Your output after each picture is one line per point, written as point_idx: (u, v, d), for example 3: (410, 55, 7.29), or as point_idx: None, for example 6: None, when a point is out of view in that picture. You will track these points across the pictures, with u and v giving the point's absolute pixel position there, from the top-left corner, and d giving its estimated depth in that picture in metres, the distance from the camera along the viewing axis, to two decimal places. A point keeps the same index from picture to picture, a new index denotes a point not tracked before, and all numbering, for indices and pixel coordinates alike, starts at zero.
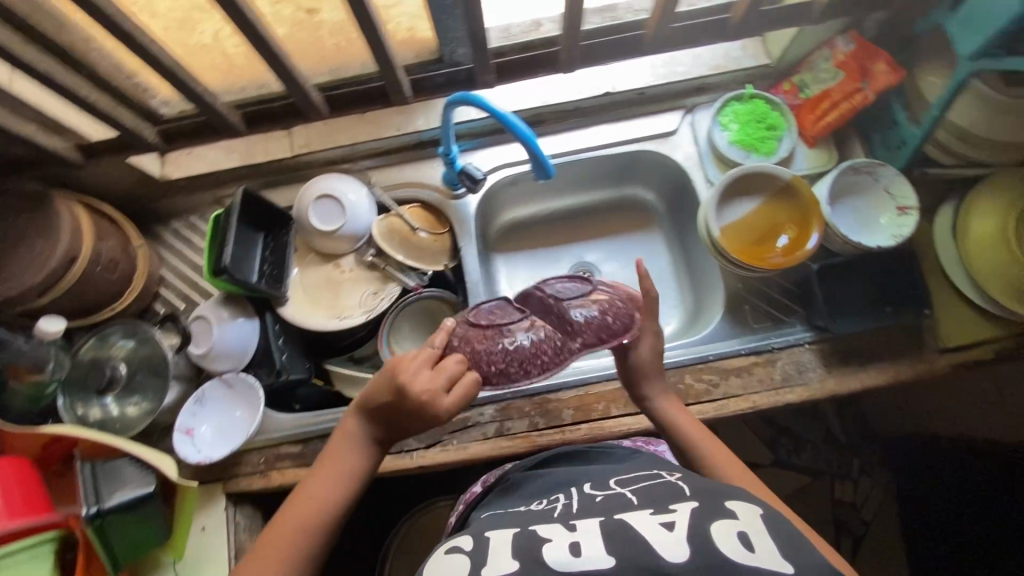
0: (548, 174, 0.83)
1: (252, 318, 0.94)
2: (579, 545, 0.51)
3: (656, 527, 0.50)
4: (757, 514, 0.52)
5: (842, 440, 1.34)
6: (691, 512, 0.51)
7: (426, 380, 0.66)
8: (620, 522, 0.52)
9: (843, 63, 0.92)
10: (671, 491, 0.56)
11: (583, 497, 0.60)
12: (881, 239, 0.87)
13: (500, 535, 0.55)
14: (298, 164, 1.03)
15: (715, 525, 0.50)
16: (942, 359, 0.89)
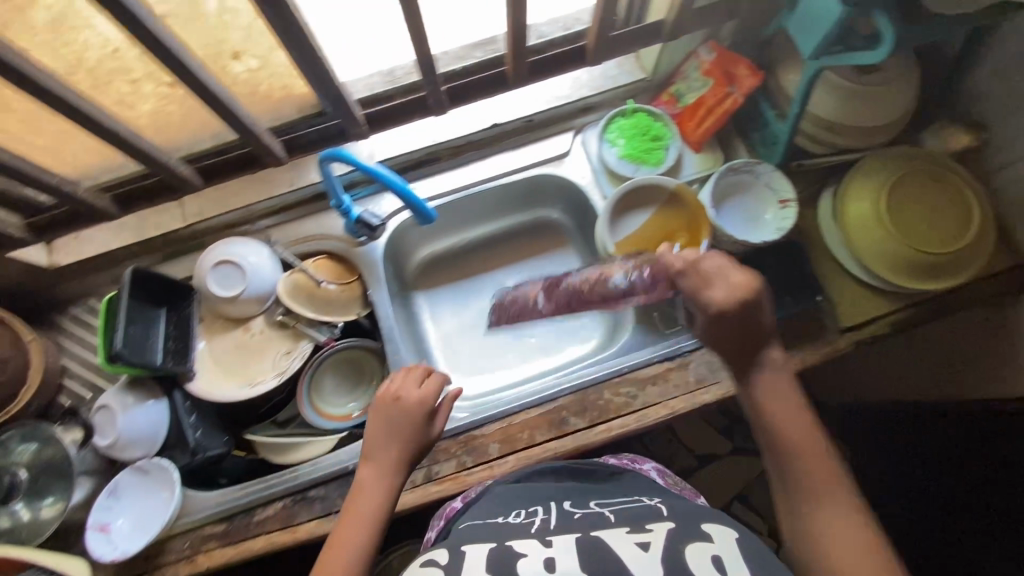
0: (430, 217, 0.82)
1: (159, 399, 0.92)
2: (553, 561, 0.54)
3: (631, 546, 0.55)
4: (730, 538, 0.56)
5: None
6: (666, 534, 0.56)
7: (411, 387, 0.76)
8: (597, 541, 0.56)
9: (709, 71, 0.95)
10: (652, 513, 0.61)
11: (561, 514, 0.64)
12: (769, 233, 0.90)
13: (478, 548, 0.57)
14: (194, 233, 1.01)
15: (690, 547, 0.54)
16: (846, 339, 0.92)
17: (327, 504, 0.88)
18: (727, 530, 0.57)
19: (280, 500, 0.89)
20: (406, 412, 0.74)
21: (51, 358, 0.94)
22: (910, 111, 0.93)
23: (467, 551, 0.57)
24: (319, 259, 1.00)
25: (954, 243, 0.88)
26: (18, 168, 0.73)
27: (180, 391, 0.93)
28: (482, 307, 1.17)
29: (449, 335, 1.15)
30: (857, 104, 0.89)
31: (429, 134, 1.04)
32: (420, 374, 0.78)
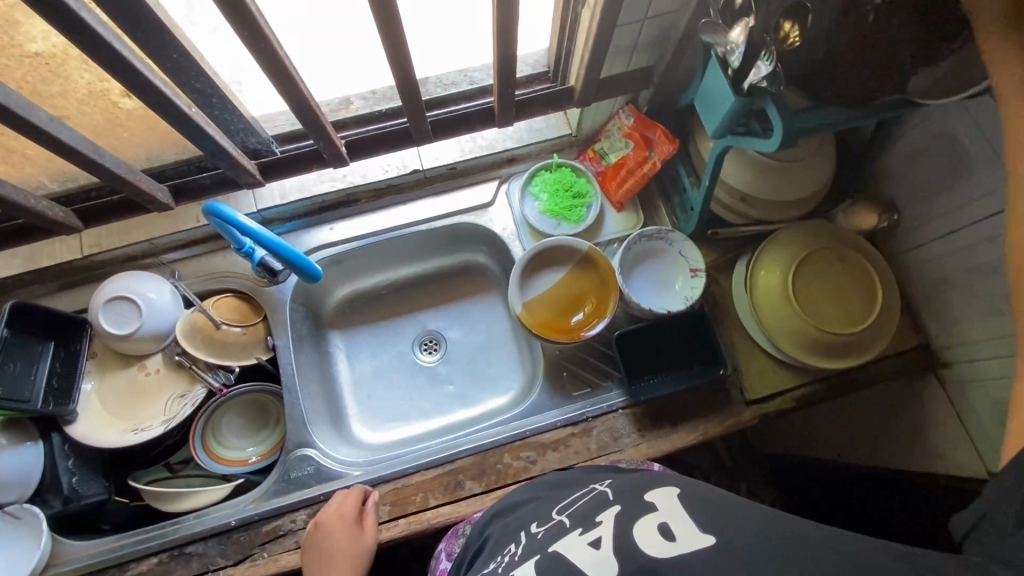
0: (317, 277, 0.83)
1: (36, 443, 0.86)
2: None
3: (585, 549, 0.53)
4: (674, 496, 0.55)
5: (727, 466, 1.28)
6: (613, 524, 0.55)
7: (333, 504, 0.83)
8: (556, 555, 0.54)
9: (630, 134, 0.95)
10: (602, 505, 0.61)
11: (528, 541, 0.61)
12: (675, 302, 0.90)
13: None
14: (94, 264, 0.97)
15: (639, 526, 0.53)
16: (751, 411, 0.92)
17: (205, 561, 0.84)
18: (669, 489, 0.57)
19: (155, 554, 0.85)
20: (334, 530, 0.79)
21: None
22: (826, 187, 0.93)
23: None
24: (225, 298, 0.97)
25: (857, 323, 0.87)
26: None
27: (61, 433, 0.89)
28: (402, 350, 1.14)
29: (365, 378, 1.12)
30: (770, 179, 0.89)
31: (347, 176, 1.01)
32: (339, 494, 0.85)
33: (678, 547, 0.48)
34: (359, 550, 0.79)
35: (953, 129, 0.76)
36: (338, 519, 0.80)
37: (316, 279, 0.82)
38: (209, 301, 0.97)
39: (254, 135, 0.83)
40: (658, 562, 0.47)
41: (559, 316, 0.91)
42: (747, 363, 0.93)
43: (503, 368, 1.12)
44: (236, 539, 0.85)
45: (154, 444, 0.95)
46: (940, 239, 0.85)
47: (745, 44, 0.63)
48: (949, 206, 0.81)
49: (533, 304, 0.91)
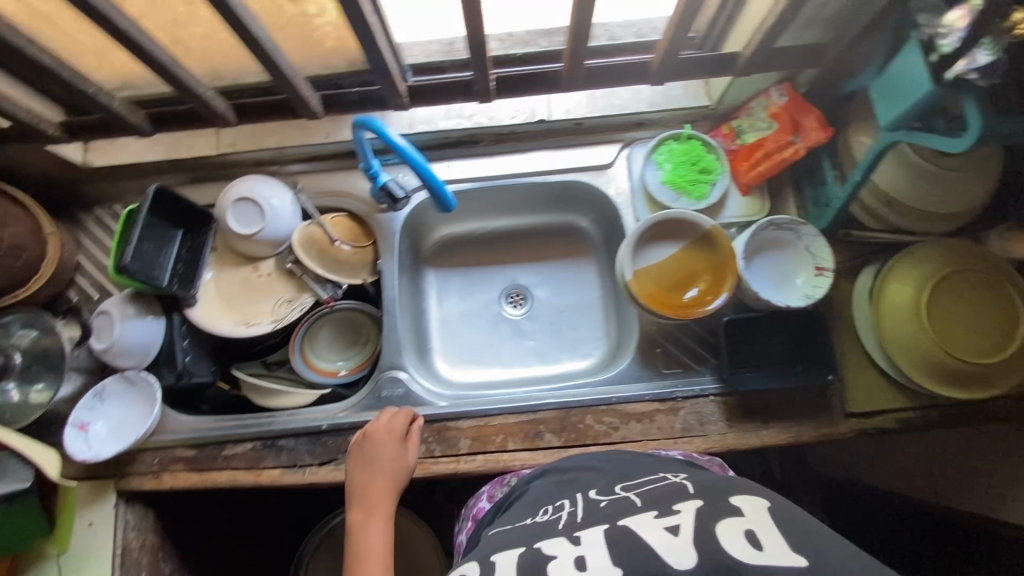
0: (449, 205, 0.79)
1: (158, 319, 0.93)
2: (584, 559, 0.53)
3: (661, 531, 0.53)
4: (765, 509, 0.53)
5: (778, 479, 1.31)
6: (694, 514, 0.54)
7: (383, 419, 0.83)
8: (625, 529, 0.55)
9: (777, 114, 0.90)
10: (679, 493, 0.59)
11: (588, 506, 0.63)
12: (795, 298, 0.85)
13: (506, 556, 0.57)
14: (225, 163, 1.02)
15: (722, 525, 0.52)
16: (847, 424, 0.88)
17: (293, 457, 0.89)
18: (758, 501, 0.55)
19: (250, 441, 0.91)
20: (379, 442, 0.80)
21: (67, 252, 0.97)
22: (984, 205, 0.86)
23: (496, 562, 0.57)
24: (338, 216, 1.00)
25: (989, 354, 0.82)
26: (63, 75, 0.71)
27: (180, 314, 0.95)
28: (489, 298, 1.16)
29: (450, 318, 1.14)
30: (926, 187, 0.83)
31: (473, 116, 1.00)
32: (387, 412, 0.86)
33: (767, 557, 0.47)
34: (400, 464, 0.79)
35: None
36: (384, 432, 0.81)
37: (449, 208, 0.78)
38: (327, 217, 1.00)
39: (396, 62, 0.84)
40: (741, 565, 0.47)
41: (671, 291, 0.89)
42: (853, 374, 0.89)
43: (586, 333, 1.12)
44: (325, 442, 0.89)
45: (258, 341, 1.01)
46: None
47: (968, 28, 0.58)
48: None
49: (646, 274, 0.89)
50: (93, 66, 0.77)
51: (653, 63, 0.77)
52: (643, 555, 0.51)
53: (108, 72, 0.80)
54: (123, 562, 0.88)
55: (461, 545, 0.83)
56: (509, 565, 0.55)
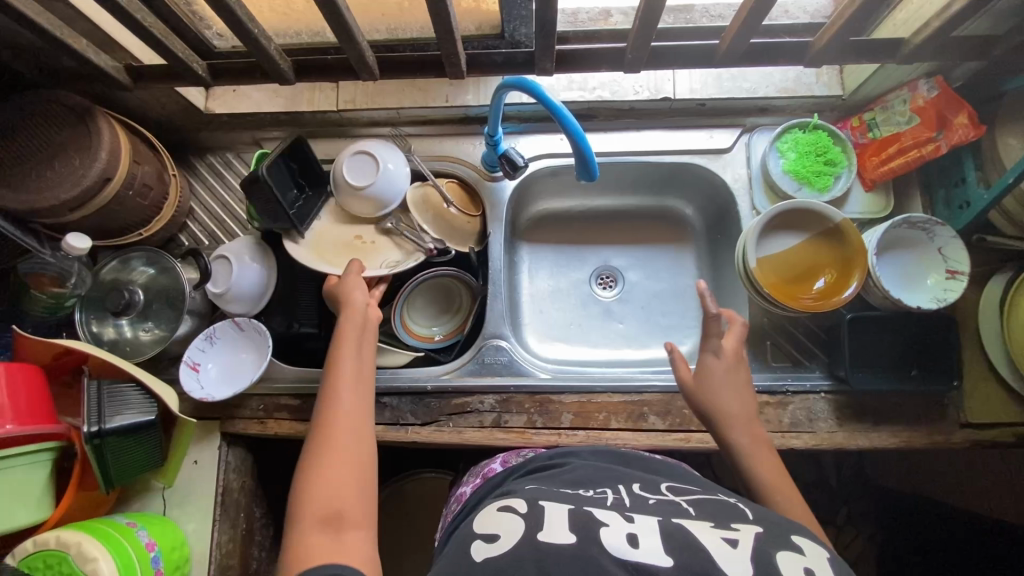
0: (591, 175, 0.77)
1: (252, 266, 0.93)
2: (637, 539, 0.51)
3: (718, 540, 0.51)
4: (827, 559, 0.50)
5: (836, 486, 1.31)
6: (755, 537, 0.51)
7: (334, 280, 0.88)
8: (680, 528, 0.53)
9: (921, 109, 0.86)
10: (737, 514, 0.56)
11: (633, 498, 0.60)
12: (921, 299, 0.83)
13: (556, 511, 0.57)
14: (341, 119, 1.02)
15: (782, 555, 0.49)
16: (962, 434, 0.86)
17: (396, 415, 0.90)
18: (821, 550, 0.51)
19: None
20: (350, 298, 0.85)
21: (182, 197, 0.99)
22: None
23: (544, 509, 0.57)
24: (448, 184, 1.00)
25: None
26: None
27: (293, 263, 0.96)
28: (580, 278, 1.15)
29: (540, 294, 1.14)
30: None
31: (595, 89, 0.97)
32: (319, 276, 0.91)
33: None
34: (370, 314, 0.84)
35: None
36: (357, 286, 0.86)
37: (593, 177, 0.76)
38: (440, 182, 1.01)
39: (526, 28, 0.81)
40: None
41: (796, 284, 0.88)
42: (973, 384, 0.86)
43: (678, 320, 1.11)
44: (428, 403, 0.90)
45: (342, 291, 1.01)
46: None
47: None
48: None
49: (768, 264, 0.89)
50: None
51: (813, 45, 0.74)
52: (697, 553, 0.49)
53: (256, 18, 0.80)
54: (223, 503, 0.91)
55: (462, 497, 0.84)
56: (558, 517, 0.55)
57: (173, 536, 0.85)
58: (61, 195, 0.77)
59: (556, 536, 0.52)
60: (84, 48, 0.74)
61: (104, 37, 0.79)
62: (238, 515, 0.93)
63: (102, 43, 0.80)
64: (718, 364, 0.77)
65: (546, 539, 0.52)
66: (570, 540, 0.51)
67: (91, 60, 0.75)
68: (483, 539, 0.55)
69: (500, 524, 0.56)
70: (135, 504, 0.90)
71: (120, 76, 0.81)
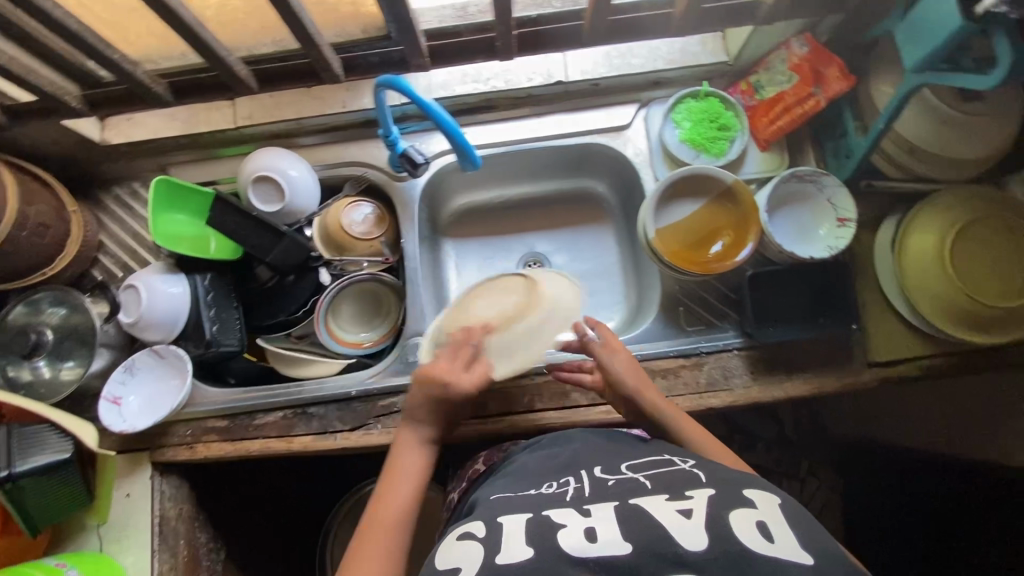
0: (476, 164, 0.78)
1: (181, 275, 0.94)
2: (594, 531, 0.55)
3: (673, 514, 0.55)
4: (775, 505, 0.56)
5: (793, 439, 1.36)
6: (708, 501, 0.56)
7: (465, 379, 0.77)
8: (636, 508, 0.57)
9: (798, 66, 0.89)
10: (690, 480, 0.61)
11: (594, 483, 0.64)
12: (816, 249, 0.86)
13: (513, 522, 0.59)
14: (242, 136, 1.01)
15: (735, 515, 0.54)
16: (871, 373, 0.89)
17: (324, 423, 0.90)
18: (770, 496, 0.58)
19: (281, 409, 0.92)
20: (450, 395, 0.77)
21: (89, 231, 0.97)
22: (1006, 150, 0.86)
23: (502, 525, 0.59)
24: (342, 199, 1.01)
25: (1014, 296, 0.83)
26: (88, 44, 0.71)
27: (204, 275, 0.95)
28: (508, 267, 1.16)
29: (469, 287, 1.14)
30: (951, 132, 0.83)
31: (490, 79, 0.98)
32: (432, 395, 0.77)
33: (776, 549, 0.50)
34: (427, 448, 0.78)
35: None
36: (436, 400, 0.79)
37: (475, 165, 0.77)
38: (333, 205, 1.01)
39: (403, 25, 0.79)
40: (750, 553, 0.50)
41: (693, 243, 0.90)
42: (875, 325, 0.90)
43: (605, 298, 1.12)
44: (354, 408, 0.91)
45: (263, 295, 1.00)
46: None
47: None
48: None
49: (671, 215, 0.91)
50: (125, 45, 0.79)
51: (675, 15, 0.75)
52: (654, 534, 0.53)
53: (129, 46, 0.79)
54: (161, 532, 0.90)
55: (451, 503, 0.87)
56: (516, 529, 0.58)
57: (108, 572, 0.84)
58: None
59: (514, 555, 0.54)
60: None
61: None
62: (179, 543, 0.92)
63: None
64: (613, 358, 0.83)
65: (504, 561, 0.54)
66: (529, 555, 0.53)
67: None
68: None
69: (464, 553, 0.57)
70: (70, 544, 0.89)
71: None
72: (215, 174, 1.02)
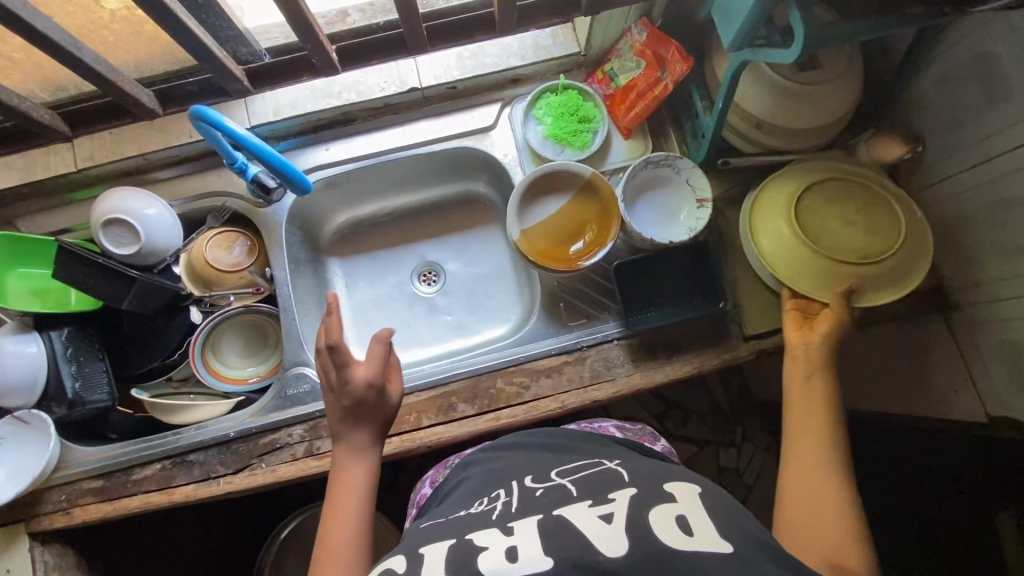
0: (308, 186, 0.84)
1: (34, 333, 0.89)
2: (516, 549, 0.54)
3: (595, 519, 0.55)
4: (695, 496, 0.57)
5: (726, 408, 1.41)
6: (629, 502, 0.57)
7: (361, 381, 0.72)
8: (559, 518, 0.56)
9: (642, 52, 0.89)
10: (616, 481, 0.62)
11: (522, 493, 0.64)
12: (678, 233, 0.86)
13: (433, 551, 0.57)
14: (90, 179, 0.96)
15: (654, 514, 0.55)
16: (749, 346, 0.90)
17: (206, 469, 0.87)
18: (691, 489, 0.59)
19: (158, 461, 0.88)
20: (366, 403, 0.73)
21: None
22: (850, 112, 0.88)
23: (424, 555, 0.57)
24: (204, 233, 0.97)
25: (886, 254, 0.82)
26: None
27: (60, 329, 0.90)
28: (402, 279, 1.14)
29: (363, 305, 1.12)
30: (793, 103, 0.83)
31: (341, 93, 0.95)
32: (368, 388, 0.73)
33: (695, 543, 0.51)
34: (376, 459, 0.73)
35: (994, 46, 0.71)
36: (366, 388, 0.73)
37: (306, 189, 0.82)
38: (199, 237, 0.97)
39: (245, 45, 0.78)
40: (669, 550, 0.50)
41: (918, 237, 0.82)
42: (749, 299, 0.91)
43: (501, 300, 1.11)
44: (235, 450, 0.88)
45: (134, 343, 0.95)
46: (966, 171, 0.81)
47: None
48: (978, 138, 0.77)
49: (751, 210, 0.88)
50: None
51: None
52: (574, 546, 0.52)
53: None
54: None
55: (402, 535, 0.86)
56: (438, 558, 0.55)
57: None
58: None
59: None
60: None
61: None
62: None
63: None
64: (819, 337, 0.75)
65: None
66: None
67: None
68: None
69: None
70: None
71: None
72: (64, 222, 0.96)
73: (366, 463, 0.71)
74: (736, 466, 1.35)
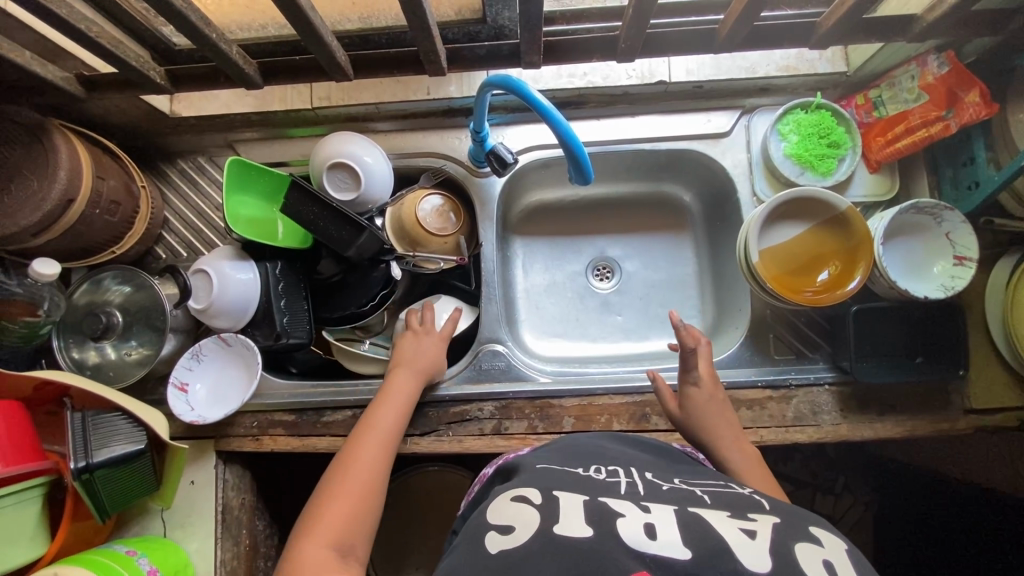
0: (585, 177, 0.78)
1: (251, 263, 0.89)
2: (654, 529, 0.50)
3: (737, 531, 0.50)
4: (843, 547, 0.49)
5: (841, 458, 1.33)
6: (774, 527, 0.50)
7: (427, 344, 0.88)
8: (696, 516, 0.52)
9: (930, 86, 0.81)
10: (753, 503, 0.55)
11: (647, 484, 0.61)
12: (932, 289, 0.80)
13: (570, 501, 0.56)
14: (318, 117, 0.96)
15: (798, 546, 0.48)
16: (966, 420, 0.84)
17: None
18: (837, 540, 0.50)
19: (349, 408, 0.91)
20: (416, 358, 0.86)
21: (155, 207, 0.93)
22: None
23: (558, 499, 0.56)
24: (416, 190, 0.96)
25: None
26: (194, 27, 0.62)
27: (274, 263, 0.91)
28: (577, 270, 1.10)
29: (536, 289, 1.09)
30: None
31: (585, 75, 0.91)
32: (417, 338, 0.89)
33: None
34: (409, 406, 0.81)
35: None
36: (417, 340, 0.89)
37: (586, 179, 0.77)
38: (411, 195, 0.96)
39: (510, 9, 0.73)
40: None
41: None
42: (978, 370, 0.85)
43: (677, 310, 1.07)
44: (426, 413, 0.89)
45: (334, 287, 0.97)
46: None
47: None
48: None
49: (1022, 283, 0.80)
50: None
51: (820, 24, 0.69)
52: (715, 544, 0.47)
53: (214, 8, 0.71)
54: (225, 520, 0.90)
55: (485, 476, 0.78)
56: (575, 510, 0.54)
57: (177, 558, 0.84)
58: (23, 222, 0.72)
59: (572, 530, 0.51)
60: (26, 60, 0.66)
61: (51, 43, 0.71)
62: (240, 531, 0.93)
63: (51, 52, 0.73)
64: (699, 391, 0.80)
65: (562, 532, 0.51)
66: (587, 533, 0.50)
67: (36, 73, 0.68)
68: (497, 530, 0.54)
69: (516, 516, 0.55)
70: (134, 526, 0.89)
71: (72, 87, 0.74)
72: (285, 155, 0.97)
73: (396, 408, 0.80)
74: (831, 513, 1.23)
